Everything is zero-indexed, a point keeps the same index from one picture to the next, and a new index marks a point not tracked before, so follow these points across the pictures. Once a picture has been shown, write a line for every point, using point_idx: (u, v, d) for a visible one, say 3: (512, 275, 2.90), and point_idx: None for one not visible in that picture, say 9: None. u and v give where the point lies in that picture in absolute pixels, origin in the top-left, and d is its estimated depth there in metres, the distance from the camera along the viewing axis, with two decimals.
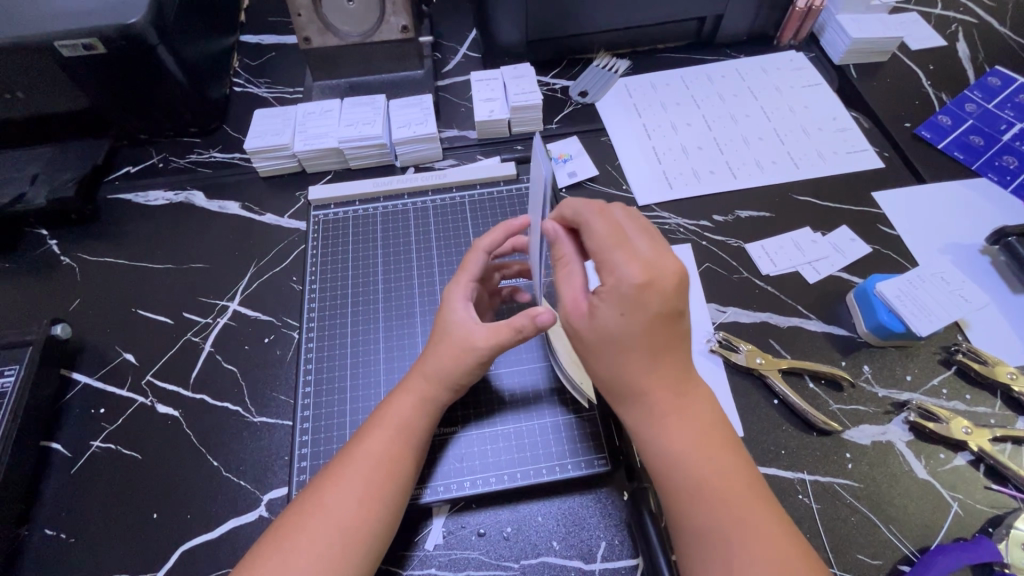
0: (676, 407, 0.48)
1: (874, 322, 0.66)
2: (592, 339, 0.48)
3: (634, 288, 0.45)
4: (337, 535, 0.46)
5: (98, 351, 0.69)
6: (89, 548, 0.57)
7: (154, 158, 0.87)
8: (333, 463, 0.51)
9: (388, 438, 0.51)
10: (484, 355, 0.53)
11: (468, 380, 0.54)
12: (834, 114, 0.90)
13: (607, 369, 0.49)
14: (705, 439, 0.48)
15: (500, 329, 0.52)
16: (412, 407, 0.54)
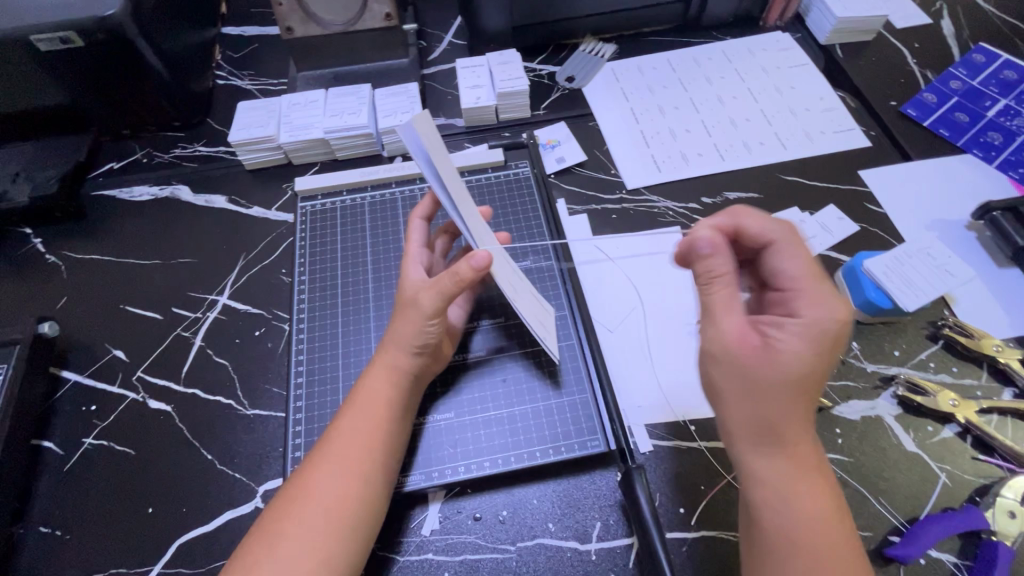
0: (801, 467, 0.45)
1: (861, 299, 0.66)
2: (750, 376, 0.45)
3: (826, 328, 0.44)
4: (321, 515, 0.46)
5: (87, 348, 0.68)
6: (86, 545, 0.57)
7: (138, 153, 0.86)
8: (317, 447, 0.51)
9: (365, 414, 0.51)
10: (436, 307, 0.52)
11: (428, 339, 0.53)
12: (821, 94, 0.90)
13: (744, 407, 0.46)
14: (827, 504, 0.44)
15: (442, 279, 0.52)
16: (387, 383, 0.53)
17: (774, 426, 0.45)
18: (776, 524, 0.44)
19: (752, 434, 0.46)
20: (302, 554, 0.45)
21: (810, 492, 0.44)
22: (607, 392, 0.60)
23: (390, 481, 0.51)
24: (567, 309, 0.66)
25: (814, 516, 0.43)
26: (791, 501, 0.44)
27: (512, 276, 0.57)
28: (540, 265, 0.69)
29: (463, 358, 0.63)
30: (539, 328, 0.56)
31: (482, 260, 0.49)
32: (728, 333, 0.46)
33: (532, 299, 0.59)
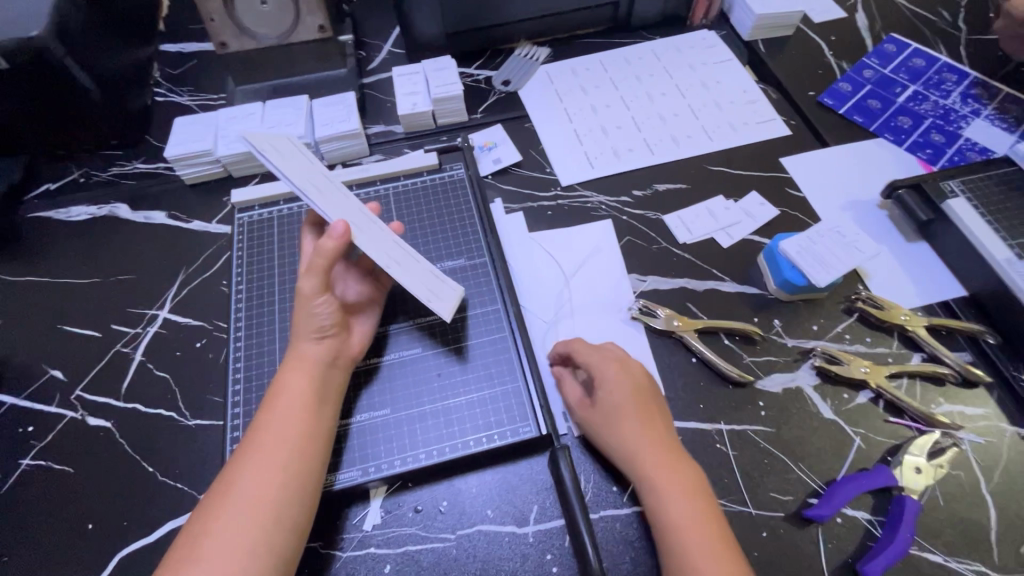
0: (685, 474, 0.53)
1: (780, 279, 0.70)
2: (642, 405, 0.56)
3: (603, 371, 0.58)
4: (245, 510, 0.49)
5: (23, 371, 0.68)
6: (24, 565, 0.56)
7: (75, 173, 0.86)
8: (240, 447, 0.54)
9: (284, 408, 0.55)
10: (317, 286, 0.58)
11: (322, 320, 0.58)
12: (744, 88, 0.94)
13: (636, 431, 0.55)
14: (709, 504, 0.52)
15: (314, 262, 0.57)
16: (302, 380, 0.56)
17: (660, 443, 0.54)
18: (670, 528, 0.50)
19: (642, 451, 0.54)
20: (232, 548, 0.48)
21: (693, 496, 0.51)
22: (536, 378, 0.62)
23: (318, 474, 0.54)
24: (500, 301, 0.68)
25: (699, 513, 0.50)
26: (684, 504, 0.51)
27: (396, 250, 0.61)
28: (474, 261, 0.71)
29: (376, 360, 0.64)
30: (422, 293, 0.60)
31: (340, 229, 0.55)
32: (604, 369, 0.58)
33: (421, 268, 0.62)
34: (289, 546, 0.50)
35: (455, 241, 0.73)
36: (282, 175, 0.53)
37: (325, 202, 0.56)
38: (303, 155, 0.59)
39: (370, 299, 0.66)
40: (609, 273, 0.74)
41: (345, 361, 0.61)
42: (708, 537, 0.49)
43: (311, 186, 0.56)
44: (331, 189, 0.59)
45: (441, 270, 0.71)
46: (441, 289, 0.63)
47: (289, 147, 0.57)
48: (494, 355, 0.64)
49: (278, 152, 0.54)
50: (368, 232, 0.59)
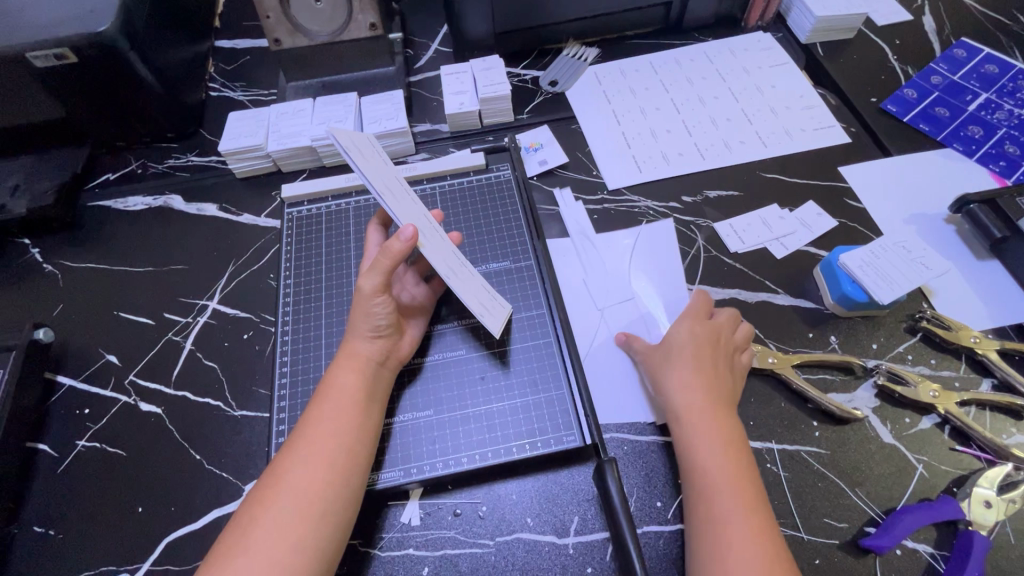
0: (725, 431, 0.55)
1: (838, 293, 0.67)
2: (703, 361, 0.59)
3: (695, 322, 0.62)
4: (298, 495, 0.50)
5: (81, 354, 0.70)
6: (77, 543, 0.58)
7: (133, 165, 0.88)
8: (292, 436, 0.55)
9: (338, 401, 0.55)
10: (376, 286, 0.57)
11: (378, 320, 0.58)
12: (801, 93, 0.91)
13: (689, 379, 0.58)
14: (743, 459, 0.53)
15: (379, 262, 0.57)
16: (354, 377, 0.57)
17: (709, 396, 0.57)
18: (700, 474, 0.53)
19: (689, 397, 0.57)
20: (281, 533, 0.48)
21: (729, 451, 0.53)
22: (582, 388, 0.61)
23: (364, 471, 0.54)
24: (545, 306, 0.67)
25: (732, 470, 0.52)
26: (716, 451, 0.53)
27: (453, 259, 0.61)
28: (519, 265, 0.70)
29: (420, 361, 0.64)
30: (476, 308, 0.59)
31: (409, 233, 0.54)
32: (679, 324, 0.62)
33: (475, 283, 0.62)
34: (334, 539, 0.50)
35: (500, 242, 0.72)
36: (363, 177, 0.52)
37: (397, 208, 0.55)
38: (381, 157, 0.59)
39: (421, 303, 0.66)
40: (659, 282, 0.71)
41: (395, 362, 0.61)
42: (739, 490, 0.51)
43: (387, 190, 0.55)
44: (403, 194, 0.59)
45: (486, 271, 0.70)
46: (492, 305, 0.62)
47: (369, 146, 0.58)
48: (538, 360, 0.63)
49: (362, 154, 0.54)
50: (432, 239, 0.59)
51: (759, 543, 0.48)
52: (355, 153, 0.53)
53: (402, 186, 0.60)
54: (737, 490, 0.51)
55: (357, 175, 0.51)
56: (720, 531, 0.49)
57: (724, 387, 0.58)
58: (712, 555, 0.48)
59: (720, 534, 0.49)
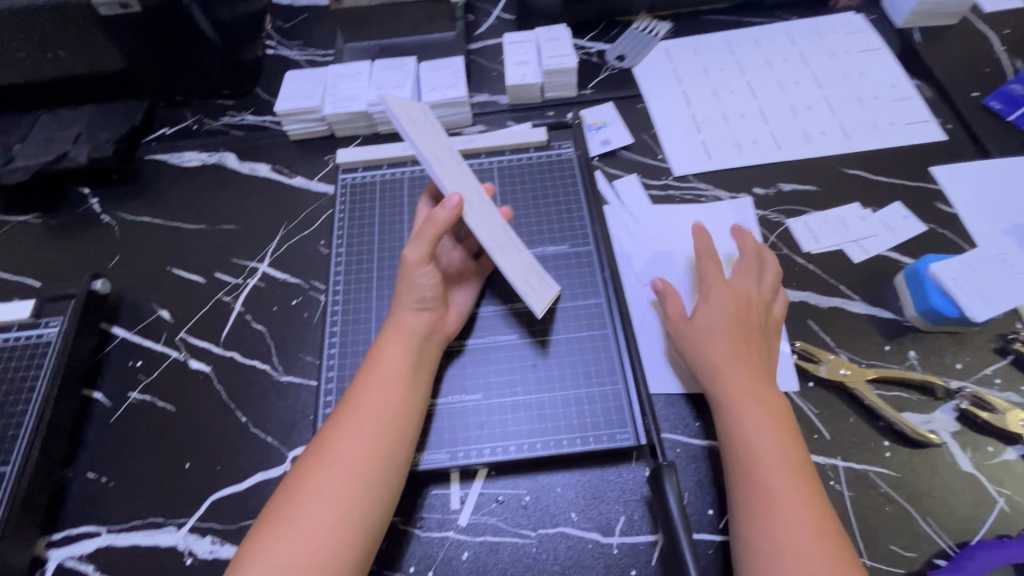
0: (769, 409, 0.52)
1: (924, 305, 0.62)
2: (739, 335, 0.56)
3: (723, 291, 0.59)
4: (346, 469, 0.49)
5: (135, 307, 0.71)
6: (127, 492, 0.60)
7: (189, 119, 0.88)
8: (339, 407, 0.54)
9: (385, 374, 0.54)
10: (421, 256, 0.56)
11: (423, 291, 0.57)
12: (894, 82, 0.83)
13: (727, 355, 0.55)
14: (792, 437, 0.52)
15: (424, 231, 0.56)
16: (399, 350, 0.55)
17: (749, 371, 0.54)
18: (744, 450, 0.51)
19: (728, 373, 0.54)
20: (336, 504, 0.48)
21: (776, 429, 0.51)
22: (639, 384, 0.58)
23: (412, 446, 0.53)
24: (603, 295, 0.64)
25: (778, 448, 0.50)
26: (762, 431, 0.51)
27: (501, 232, 0.58)
28: (578, 250, 0.67)
29: (460, 344, 0.62)
30: (521, 284, 0.56)
31: (455, 201, 0.52)
32: (710, 299, 0.59)
33: (522, 260, 0.59)
34: (385, 511, 0.50)
35: (559, 224, 0.69)
36: (410, 142, 0.52)
37: (443, 176, 0.54)
38: (431, 124, 0.58)
39: (467, 279, 0.64)
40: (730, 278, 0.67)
41: (441, 336, 0.59)
42: (789, 469, 0.49)
43: (435, 158, 0.54)
44: (452, 164, 0.57)
45: (543, 254, 0.67)
46: (539, 286, 0.59)
47: (418, 113, 0.57)
48: (593, 351, 0.61)
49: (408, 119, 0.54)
50: (479, 211, 0.57)
51: (808, 523, 0.46)
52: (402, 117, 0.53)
53: (451, 155, 0.58)
54: (787, 465, 0.49)
55: (404, 139, 0.51)
56: (769, 503, 0.47)
57: (765, 361, 0.56)
58: (760, 530, 0.47)
59: (772, 508, 0.47)
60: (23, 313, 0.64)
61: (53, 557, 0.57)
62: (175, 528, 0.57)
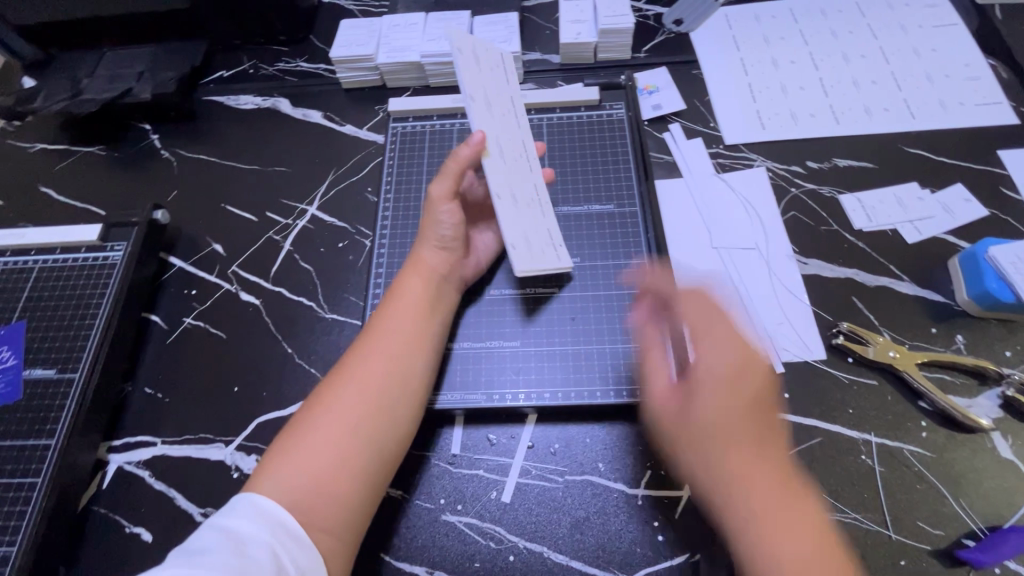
0: (738, 411, 0.46)
1: (977, 290, 0.60)
2: (727, 401, 0.46)
3: (733, 365, 0.47)
4: (360, 389, 0.51)
5: (190, 240, 0.74)
6: (180, 408, 0.64)
7: (245, 64, 0.89)
8: (359, 337, 0.56)
9: (405, 308, 0.56)
10: (446, 192, 0.59)
11: (443, 230, 0.59)
12: (967, 60, 0.79)
13: (720, 411, 0.46)
14: (758, 425, 0.46)
15: (451, 167, 0.59)
16: (419, 286, 0.57)
17: (752, 435, 0.45)
18: (703, 445, 0.46)
19: (710, 419, 0.46)
20: (354, 418, 0.50)
21: (744, 422, 0.45)
22: (676, 344, 0.58)
23: (427, 378, 0.55)
24: (646, 256, 0.64)
25: (746, 436, 0.45)
26: (727, 442, 0.45)
27: (519, 186, 0.61)
28: (623, 209, 0.67)
29: (499, 293, 0.63)
30: (512, 237, 0.58)
31: (477, 139, 0.57)
32: (704, 348, 0.48)
33: (530, 218, 0.60)
34: (402, 436, 0.52)
35: (604, 183, 0.69)
36: (460, 75, 0.58)
37: (480, 114, 0.59)
38: (507, 75, 0.64)
39: (494, 228, 0.65)
40: (771, 254, 0.67)
41: (459, 278, 0.61)
42: (752, 455, 0.45)
43: (482, 96, 0.60)
44: (504, 111, 0.62)
45: (587, 212, 0.67)
46: (542, 253, 0.60)
47: (498, 60, 0.63)
48: (632, 309, 0.61)
49: (475, 58, 0.61)
50: (505, 158, 0.60)
51: (778, 501, 0.43)
52: (466, 54, 0.60)
53: (510, 105, 0.63)
54: (756, 454, 0.45)
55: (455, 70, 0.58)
56: (746, 499, 0.43)
57: (767, 423, 0.46)
58: (731, 517, 0.44)
59: (742, 491, 0.44)
60: (91, 236, 0.67)
61: (113, 461, 0.61)
62: (223, 445, 0.61)
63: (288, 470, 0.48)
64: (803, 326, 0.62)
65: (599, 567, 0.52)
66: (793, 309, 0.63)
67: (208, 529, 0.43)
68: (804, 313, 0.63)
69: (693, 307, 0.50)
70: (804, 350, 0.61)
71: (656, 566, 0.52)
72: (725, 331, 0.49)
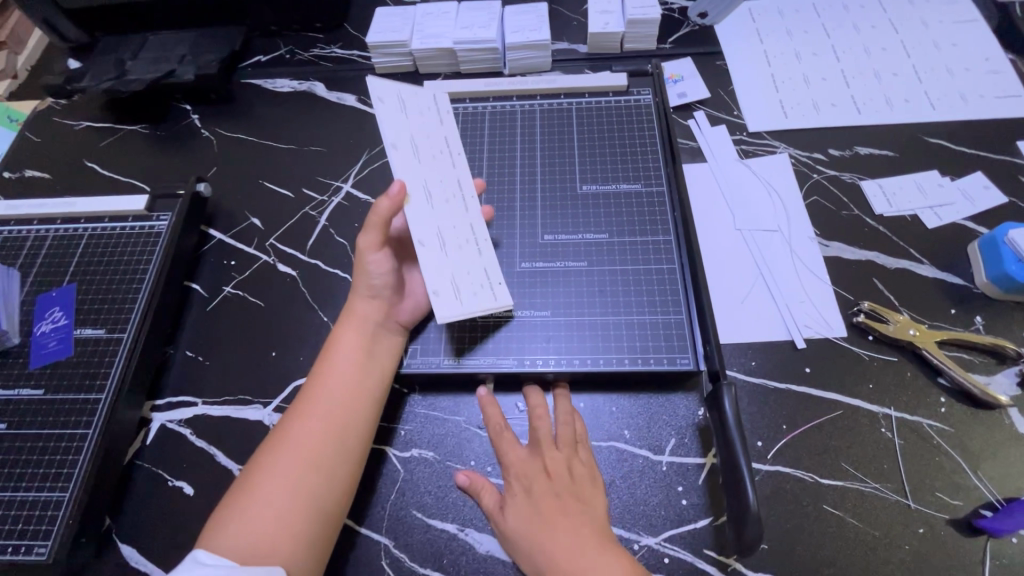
0: (542, 530, 0.51)
1: (996, 272, 0.62)
2: (565, 511, 0.52)
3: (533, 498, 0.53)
4: (302, 441, 0.53)
5: (229, 214, 0.77)
6: (220, 371, 0.66)
7: (282, 49, 0.93)
8: (301, 391, 0.58)
9: (342, 360, 0.58)
10: (373, 242, 0.59)
11: (374, 279, 0.60)
12: (987, 54, 0.81)
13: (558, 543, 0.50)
14: (563, 502, 0.52)
15: (373, 220, 0.58)
16: (355, 336, 0.59)
17: (558, 500, 0.52)
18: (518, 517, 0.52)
19: (526, 524, 0.51)
20: (296, 470, 0.52)
21: (547, 507, 0.52)
22: (702, 317, 0.60)
23: (370, 424, 0.57)
24: (672, 234, 0.66)
25: (540, 511, 0.52)
26: (525, 505, 0.52)
27: (449, 231, 0.60)
28: (649, 190, 0.69)
29: (529, 266, 0.65)
30: (439, 284, 0.57)
31: (397, 188, 0.56)
32: (508, 497, 0.54)
33: (460, 264, 0.60)
34: (344, 484, 0.53)
35: (630, 165, 0.71)
36: (381, 126, 0.60)
37: (404, 161, 0.60)
38: (435, 122, 0.66)
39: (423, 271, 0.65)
40: (793, 237, 0.69)
41: (395, 321, 0.62)
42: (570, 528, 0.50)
43: (408, 143, 0.62)
44: (431, 156, 0.63)
45: (615, 192, 0.69)
46: (479, 295, 0.59)
47: (428, 102, 0.67)
48: (658, 284, 0.63)
49: (401, 103, 0.63)
50: (433, 201, 0.60)
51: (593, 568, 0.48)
52: (393, 102, 0.63)
53: (443, 146, 0.66)
54: (562, 526, 0.51)
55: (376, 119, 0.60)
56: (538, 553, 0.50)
57: (564, 482, 0.53)
58: None
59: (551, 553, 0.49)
60: (139, 206, 0.71)
61: (156, 420, 0.63)
62: (262, 405, 0.63)
63: (238, 532, 0.49)
64: (824, 305, 0.64)
65: (626, 527, 0.54)
66: (814, 289, 0.65)
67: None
68: (825, 293, 0.65)
69: (511, 447, 0.56)
70: (825, 327, 0.63)
71: (680, 528, 0.54)
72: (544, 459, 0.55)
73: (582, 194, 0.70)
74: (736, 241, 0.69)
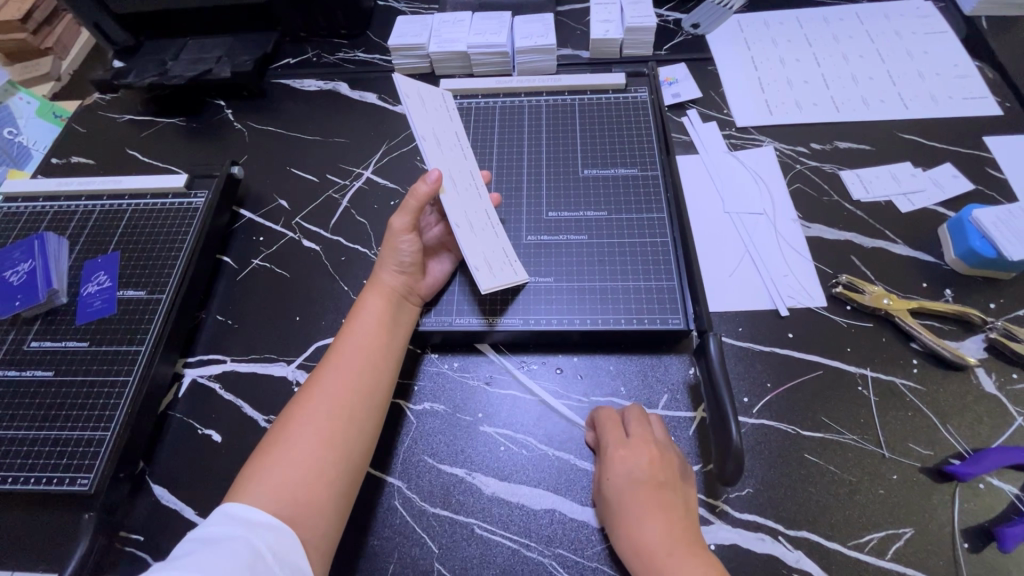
0: (637, 509, 0.51)
1: (963, 248, 0.67)
2: (660, 498, 0.51)
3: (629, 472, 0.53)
4: (329, 402, 0.56)
5: (258, 196, 0.84)
6: (247, 334, 0.72)
7: (310, 53, 1.01)
8: (325, 359, 0.60)
9: (369, 328, 0.61)
10: (405, 225, 0.64)
11: (404, 256, 0.64)
12: (956, 61, 0.88)
13: (648, 523, 0.50)
14: (663, 492, 0.52)
15: (409, 204, 0.63)
16: (381, 305, 0.63)
17: (653, 487, 0.52)
18: (614, 490, 0.53)
19: (624, 499, 0.52)
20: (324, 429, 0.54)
21: (643, 490, 0.52)
22: (691, 284, 0.66)
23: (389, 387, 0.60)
24: (665, 211, 0.72)
25: (635, 489, 0.52)
26: (624, 479, 0.53)
27: (475, 214, 0.67)
28: (645, 174, 0.76)
29: (535, 240, 0.72)
30: (474, 261, 0.63)
31: (435, 176, 0.62)
32: (608, 465, 0.54)
33: (488, 242, 0.66)
34: (368, 442, 0.57)
35: (628, 153, 0.78)
36: (412, 122, 0.66)
37: (433, 153, 0.66)
38: (450, 114, 0.72)
39: (445, 254, 0.70)
40: (777, 218, 0.75)
41: (417, 298, 0.66)
42: (662, 516, 0.50)
43: (432, 136, 0.68)
44: (451, 147, 0.69)
45: (614, 175, 0.76)
46: (502, 270, 0.65)
47: (443, 100, 0.73)
48: (652, 255, 0.69)
49: (422, 100, 0.69)
50: (458, 189, 0.67)
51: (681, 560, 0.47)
52: (414, 98, 0.68)
53: (457, 139, 0.71)
54: (654, 511, 0.50)
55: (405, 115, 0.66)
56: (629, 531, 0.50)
57: (663, 471, 0.53)
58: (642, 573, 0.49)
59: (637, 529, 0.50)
60: (178, 184, 0.78)
61: (188, 374, 0.69)
62: (286, 363, 0.69)
63: (269, 490, 0.50)
64: (805, 279, 0.69)
65: None
66: (796, 264, 0.71)
67: (190, 542, 0.45)
68: (807, 268, 0.70)
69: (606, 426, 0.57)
70: (807, 298, 0.68)
71: None
72: (641, 439, 0.55)
73: (583, 177, 0.76)
74: (724, 222, 0.75)
